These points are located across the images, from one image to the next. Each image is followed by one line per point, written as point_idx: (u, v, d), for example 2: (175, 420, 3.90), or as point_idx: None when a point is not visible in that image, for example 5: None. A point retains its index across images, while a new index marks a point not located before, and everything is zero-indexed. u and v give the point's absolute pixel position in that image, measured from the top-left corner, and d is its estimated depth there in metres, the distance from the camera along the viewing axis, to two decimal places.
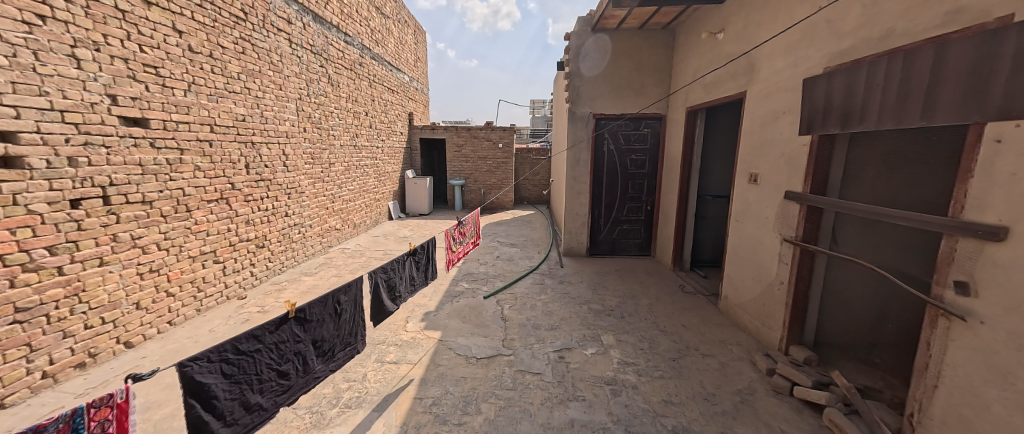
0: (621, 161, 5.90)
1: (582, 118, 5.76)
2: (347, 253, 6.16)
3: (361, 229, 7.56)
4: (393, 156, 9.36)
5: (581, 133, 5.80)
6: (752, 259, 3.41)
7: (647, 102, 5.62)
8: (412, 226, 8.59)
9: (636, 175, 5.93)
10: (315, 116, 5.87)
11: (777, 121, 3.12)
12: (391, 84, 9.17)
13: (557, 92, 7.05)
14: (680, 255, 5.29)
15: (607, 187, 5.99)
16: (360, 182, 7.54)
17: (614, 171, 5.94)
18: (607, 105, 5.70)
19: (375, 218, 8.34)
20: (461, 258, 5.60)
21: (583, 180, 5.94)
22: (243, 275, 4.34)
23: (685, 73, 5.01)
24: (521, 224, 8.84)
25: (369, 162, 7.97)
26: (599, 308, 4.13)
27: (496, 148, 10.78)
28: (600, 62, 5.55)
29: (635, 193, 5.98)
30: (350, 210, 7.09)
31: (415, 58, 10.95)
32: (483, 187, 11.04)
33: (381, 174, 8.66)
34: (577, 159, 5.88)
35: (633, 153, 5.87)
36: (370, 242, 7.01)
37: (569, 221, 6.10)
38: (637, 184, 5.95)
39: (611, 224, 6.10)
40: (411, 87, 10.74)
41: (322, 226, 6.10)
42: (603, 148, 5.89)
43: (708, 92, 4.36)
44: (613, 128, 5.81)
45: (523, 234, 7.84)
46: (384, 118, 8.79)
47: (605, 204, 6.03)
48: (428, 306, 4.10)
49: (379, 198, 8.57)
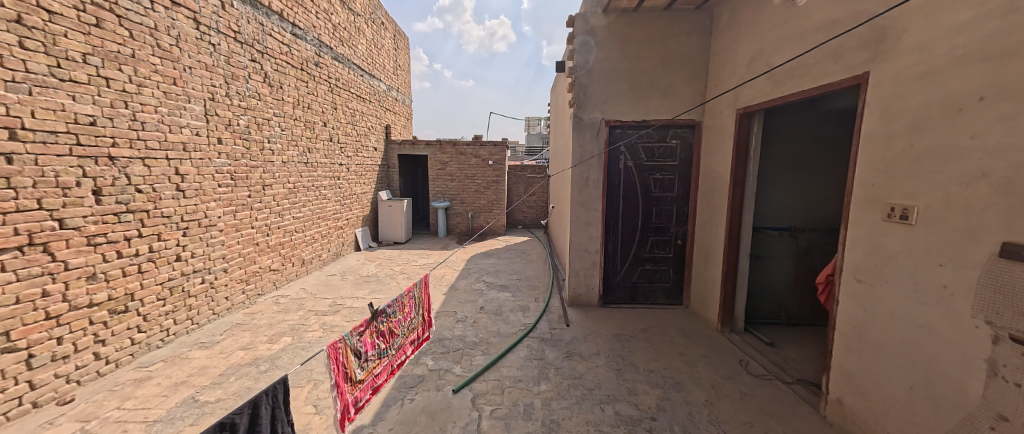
0: (642, 182, 4.54)
1: (592, 126, 4.41)
2: (281, 304, 4.61)
3: (312, 266, 6.00)
4: (362, 175, 7.94)
5: (591, 146, 4.44)
6: (910, 355, 1.97)
7: (677, 105, 4.29)
8: (383, 259, 7.06)
9: (662, 199, 4.55)
10: (241, 124, 4.45)
11: (964, 116, 1.74)
12: (362, 91, 7.87)
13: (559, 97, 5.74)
14: (731, 311, 3.84)
15: (625, 216, 4.60)
16: (314, 207, 6.06)
17: (634, 195, 4.57)
18: (624, 109, 4.36)
19: (336, 251, 6.82)
20: (399, 362, 3.08)
21: (593, 207, 4.53)
22: (78, 362, 2.81)
23: (733, 65, 3.69)
24: (514, 256, 7.34)
25: (328, 182, 6.52)
26: (633, 414, 2.62)
27: (486, 165, 9.43)
28: (613, 54, 4.26)
29: (661, 222, 4.59)
30: (297, 243, 5.58)
31: (394, 65, 9.73)
32: (471, 210, 9.62)
33: (346, 196, 7.21)
34: (586, 179, 4.49)
35: (658, 172, 4.51)
36: (320, 284, 5.46)
37: (576, 261, 4.64)
38: (663, 211, 4.57)
39: (632, 263, 4.67)
40: (389, 97, 9.46)
41: (248, 268, 4.58)
42: (620, 165, 4.53)
43: (780, 85, 3.02)
44: (632, 139, 4.47)
45: (517, 271, 6.33)
46: (352, 130, 7.43)
47: (622, 236, 4.63)
48: (360, 416, 2.58)
49: (342, 226, 7.08)
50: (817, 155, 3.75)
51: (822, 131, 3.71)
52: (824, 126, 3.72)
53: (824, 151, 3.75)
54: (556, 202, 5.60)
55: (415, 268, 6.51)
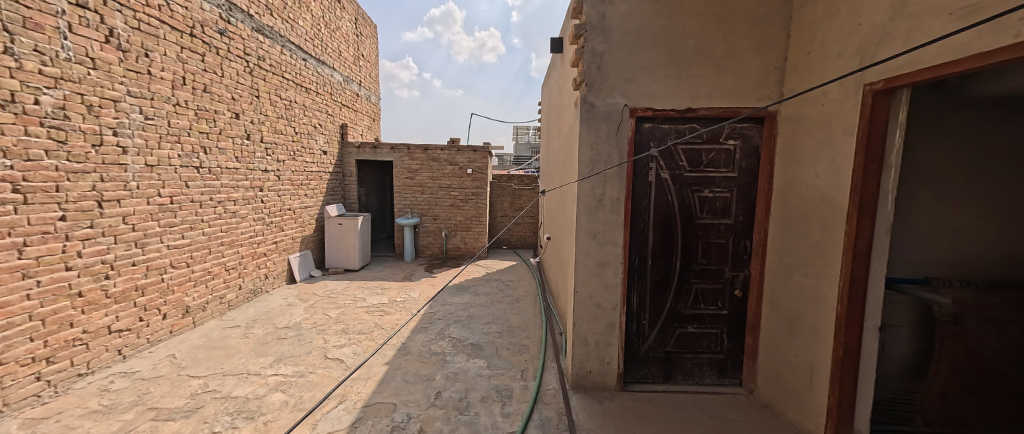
0: (682, 203, 3.03)
1: (610, 117, 2.87)
2: (108, 395, 2.83)
3: (206, 314, 4.22)
4: (303, 186, 6.22)
5: (608, 147, 2.90)
6: None
7: (739, 86, 2.78)
8: (319, 297, 5.30)
9: (712, 228, 3.03)
10: (42, 103, 2.78)
11: None
12: (305, 80, 6.22)
13: (560, 81, 4.17)
14: (850, 425, 2.28)
15: (657, 253, 3.08)
16: (213, 231, 4.30)
17: (669, 222, 3.05)
18: (659, 91, 2.84)
19: (255, 287, 5.05)
20: None
21: (609, 240, 2.97)
22: None
23: (850, 11, 2.20)
24: (496, 292, 5.69)
25: (242, 195, 4.79)
26: None
27: (463, 173, 7.85)
28: (642, 6, 2.76)
29: (710, 263, 3.05)
30: (173, 285, 3.82)
31: (354, 54, 8.12)
32: (445, 228, 7.96)
33: (275, 212, 5.48)
34: (600, 198, 2.95)
35: (706, 187, 3.00)
36: (205, 346, 3.71)
37: (584, 323, 3.03)
38: (714, 245, 3.04)
39: (665, 324, 3.12)
40: (347, 91, 7.82)
41: (53, 337, 2.84)
42: (650, 177, 3.01)
43: (1002, 26, 1.53)
44: (668, 138, 2.96)
45: (497, 318, 4.67)
46: (287, 126, 5.75)
47: (652, 283, 3.09)
48: None
49: (267, 252, 5.31)
50: (964, 163, 2.39)
51: (970, 127, 2.39)
52: (972, 119, 2.40)
53: (973, 158, 2.40)
54: (554, 228, 4.02)
55: (359, 312, 4.79)
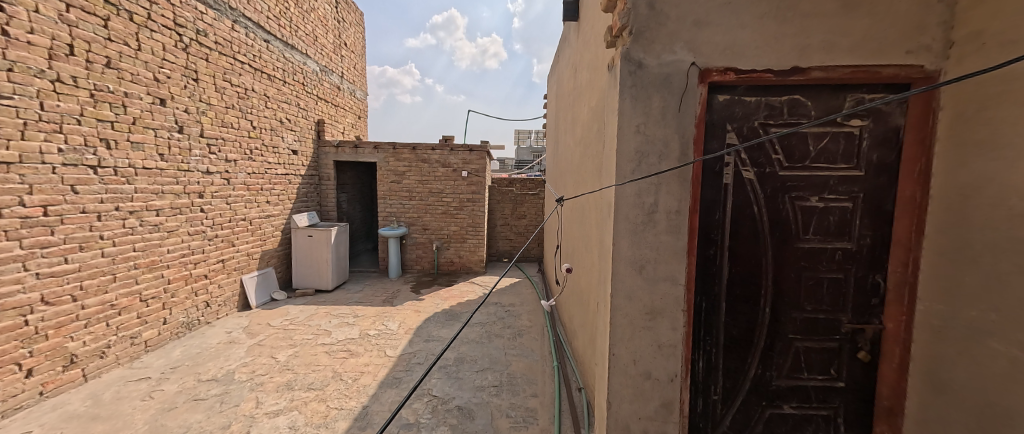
0: (776, 218, 1.97)
1: (667, 84, 1.82)
2: None
3: (105, 363, 3.18)
4: (265, 191, 5.19)
5: (664, 131, 1.86)
6: None
7: (877, 31, 1.74)
8: (273, 329, 4.25)
9: (822, 256, 1.97)
10: None
11: None
12: (267, 65, 5.20)
13: (583, 51, 3.15)
14: None
15: (735, 294, 2.02)
16: (118, 251, 3.28)
17: (754, 248, 2.00)
18: (746, 40, 1.79)
19: (189, 319, 4.01)
20: None
21: (663, 274, 1.92)
22: None
23: None
24: (495, 321, 4.63)
25: (170, 202, 3.77)
26: None
27: (457, 177, 6.82)
28: None
29: (818, 310, 2.00)
30: (46, 329, 2.81)
31: (335, 41, 7.14)
32: (436, 239, 6.91)
33: (222, 224, 4.45)
34: (650, 210, 1.91)
35: (812, 194, 1.95)
36: (82, 415, 2.67)
37: (624, 404, 1.96)
38: (824, 283, 1.98)
39: (746, 402, 2.05)
40: (325, 82, 6.83)
41: None
42: (726, 178, 1.95)
43: None
44: (755, 117, 1.92)
45: (495, 362, 3.61)
46: (243, 119, 4.74)
47: (727, 340, 2.03)
48: None
49: (210, 274, 4.28)
50: None
51: None
52: None
53: None
54: (579, 250, 2.97)
55: (317, 353, 3.73)
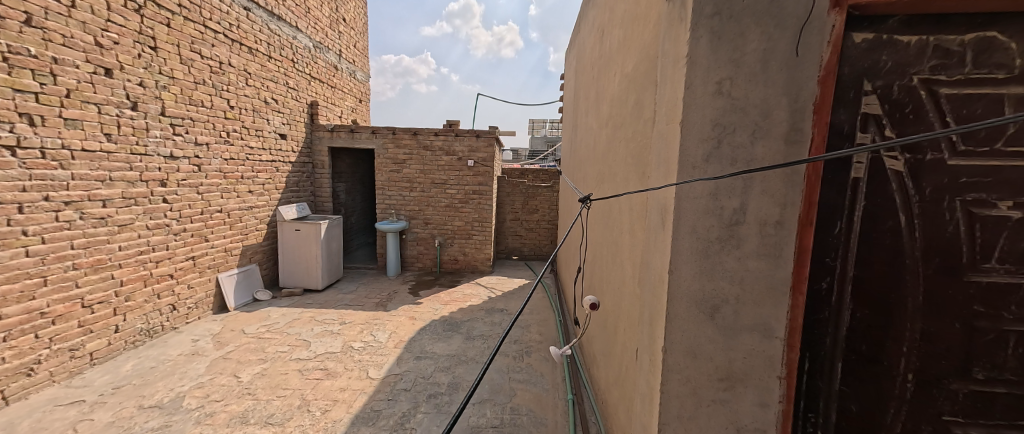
0: (936, 234, 1.23)
1: (773, 11, 1.09)
2: None
3: (35, 382, 2.70)
4: (246, 178, 4.64)
5: (764, 90, 1.12)
6: None
7: None
8: (246, 338, 3.71)
9: (1010, 298, 1.21)
10: None
11: None
12: (247, 36, 4.58)
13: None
14: None
15: (852, 350, 1.32)
16: (49, 249, 2.78)
17: (893, 281, 1.26)
18: None
19: (150, 325, 3.51)
20: None
21: (748, 320, 1.22)
22: None
23: None
24: (500, 334, 3.99)
25: (122, 190, 3.23)
26: None
27: (462, 166, 6.16)
28: None
29: (994, 382, 1.25)
30: None
31: (331, 14, 6.47)
32: (439, 235, 6.31)
33: (192, 216, 3.92)
34: (731, 221, 1.19)
35: (1004, 195, 1.18)
36: None
37: None
38: (1009, 341, 1.23)
39: None
40: (320, 60, 6.19)
41: None
42: (856, 170, 1.24)
43: None
44: (912, 70, 1.17)
45: (496, 391, 2.98)
46: (216, 96, 4.16)
47: (840, 417, 1.35)
48: None
49: (177, 274, 3.77)
50: None
51: None
52: None
53: None
54: (610, 263, 2.28)
55: (287, 371, 3.17)
